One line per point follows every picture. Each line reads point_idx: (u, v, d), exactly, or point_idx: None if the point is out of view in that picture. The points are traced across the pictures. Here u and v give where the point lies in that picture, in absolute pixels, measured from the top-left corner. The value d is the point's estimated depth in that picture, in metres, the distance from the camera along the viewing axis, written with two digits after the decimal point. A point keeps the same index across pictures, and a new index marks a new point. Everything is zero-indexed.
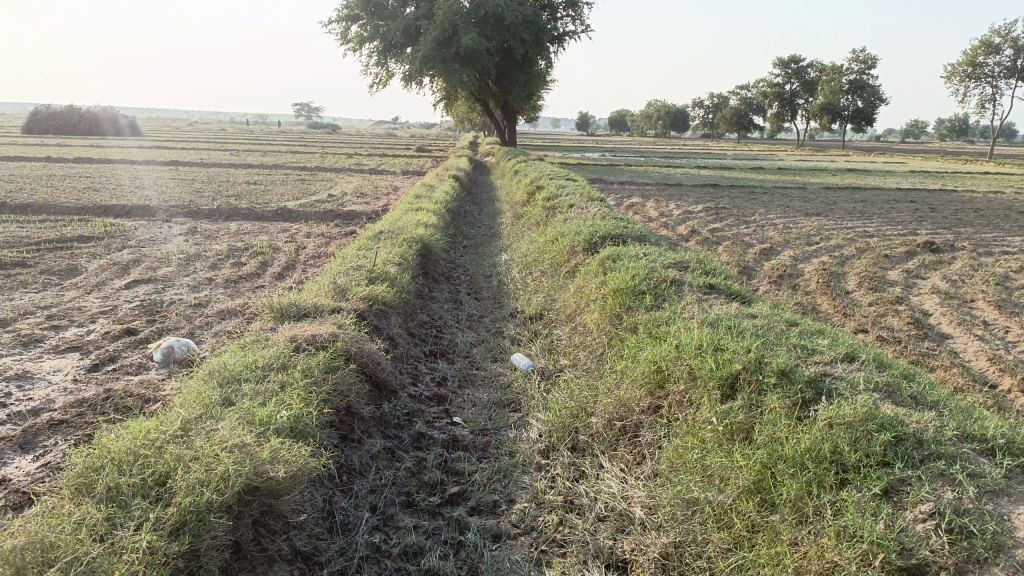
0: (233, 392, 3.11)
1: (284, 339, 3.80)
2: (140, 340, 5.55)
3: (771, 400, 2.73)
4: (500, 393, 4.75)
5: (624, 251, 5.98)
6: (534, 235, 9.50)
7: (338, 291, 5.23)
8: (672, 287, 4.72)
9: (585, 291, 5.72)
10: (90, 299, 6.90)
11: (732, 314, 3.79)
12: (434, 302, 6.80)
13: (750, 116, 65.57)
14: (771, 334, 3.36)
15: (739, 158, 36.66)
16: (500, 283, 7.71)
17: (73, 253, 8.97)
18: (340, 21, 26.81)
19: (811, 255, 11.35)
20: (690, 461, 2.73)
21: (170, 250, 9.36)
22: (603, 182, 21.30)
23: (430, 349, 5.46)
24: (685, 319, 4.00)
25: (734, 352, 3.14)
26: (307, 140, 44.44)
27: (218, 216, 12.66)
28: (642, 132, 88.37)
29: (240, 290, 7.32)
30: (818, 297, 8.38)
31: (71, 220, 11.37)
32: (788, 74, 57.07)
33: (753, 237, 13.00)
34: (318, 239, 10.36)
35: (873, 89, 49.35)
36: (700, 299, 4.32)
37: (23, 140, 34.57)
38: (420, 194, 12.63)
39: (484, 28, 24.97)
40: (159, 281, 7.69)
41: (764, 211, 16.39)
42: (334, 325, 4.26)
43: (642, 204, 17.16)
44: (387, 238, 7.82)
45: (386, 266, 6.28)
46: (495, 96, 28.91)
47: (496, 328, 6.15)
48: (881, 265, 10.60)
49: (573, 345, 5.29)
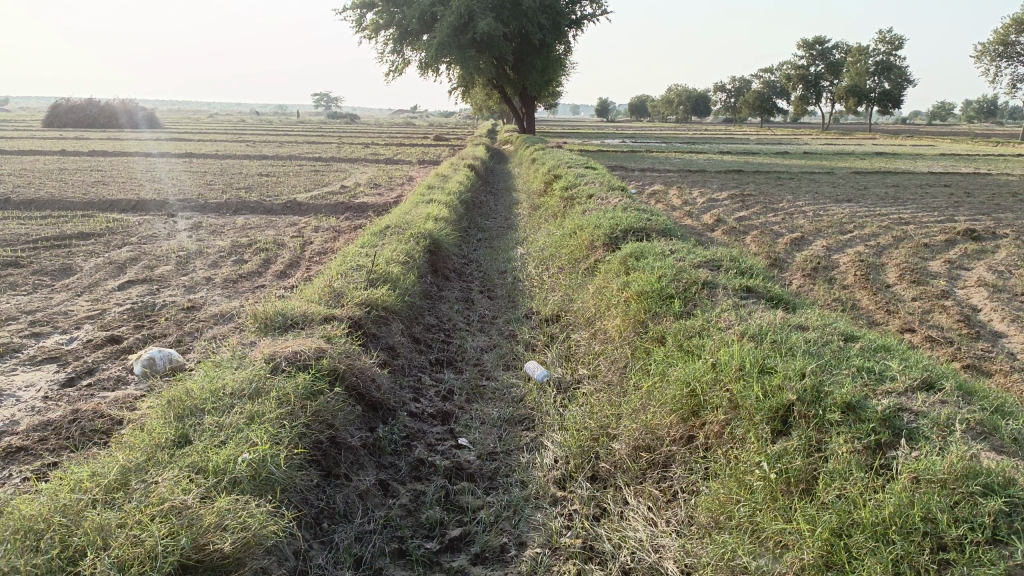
0: (192, 429, 2.66)
1: (262, 358, 3.33)
2: (123, 350, 5.11)
3: (836, 443, 2.22)
4: (511, 409, 4.26)
5: (649, 247, 5.42)
6: (551, 227, 9.00)
7: (334, 296, 4.77)
8: (703, 290, 4.16)
9: (606, 293, 5.19)
10: (79, 302, 6.49)
11: (777, 325, 3.26)
12: (443, 302, 6.32)
13: (773, 99, 64.31)
14: (827, 352, 2.84)
15: (762, 143, 35.68)
16: (514, 280, 7.22)
17: (70, 251, 8.58)
18: (355, 8, 26.32)
19: (846, 245, 10.71)
20: (736, 517, 2.24)
21: (171, 247, 8.96)
22: (624, 170, 20.74)
23: (436, 357, 4.98)
24: (720, 329, 3.47)
25: (786, 378, 2.63)
26: (325, 131, 44.06)
27: (226, 210, 12.24)
28: (663, 117, 87.29)
29: (238, 291, 6.89)
30: (857, 292, 7.79)
31: (74, 216, 11.00)
32: (812, 56, 55.72)
33: (782, 226, 12.37)
34: (325, 234, 9.93)
35: (901, 70, 48.01)
36: (737, 306, 3.78)
37: (43, 134, 34.49)
38: (433, 186, 12.11)
39: (501, 13, 24.36)
40: (155, 281, 7.27)
41: (792, 198, 15.70)
42: (323, 338, 3.78)
43: (665, 192, 16.57)
44: (393, 233, 7.34)
45: (389, 265, 5.80)
46: (513, 84, 28.27)
47: (508, 331, 5.66)
48: (921, 255, 9.95)
49: (592, 352, 4.78)
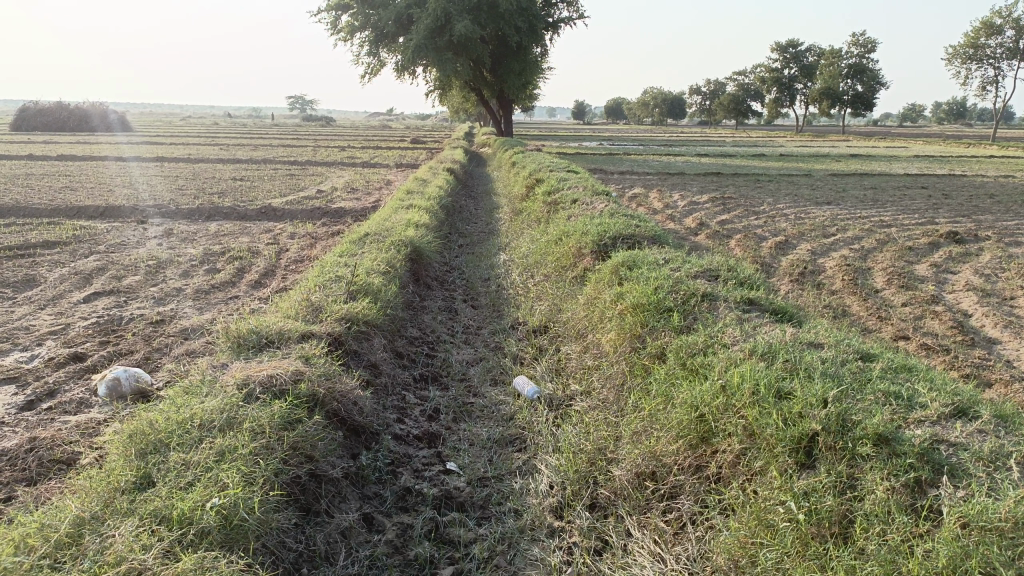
0: (155, 470, 2.42)
1: (234, 382, 3.06)
2: (87, 368, 4.81)
3: (872, 481, 2.05)
4: (501, 428, 4.03)
5: (642, 255, 5.21)
6: (535, 233, 8.79)
7: (312, 310, 4.50)
8: (704, 303, 3.96)
9: (597, 305, 4.97)
10: (41, 316, 6.16)
11: (788, 342, 3.07)
12: (425, 313, 6.08)
13: (748, 102, 64.70)
14: (847, 375, 2.66)
15: (738, 146, 35.82)
16: (498, 287, 7.00)
17: (33, 261, 8.22)
18: (330, 10, 25.97)
19: (830, 249, 10.61)
20: (762, 563, 2.02)
21: (141, 256, 8.63)
22: (603, 172, 20.62)
23: (419, 373, 4.74)
24: (726, 346, 3.27)
25: (806, 405, 2.44)
26: (300, 134, 43.54)
27: (199, 217, 11.88)
28: (639, 120, 87.60)
29: (211, 302, 6.59)
30: (846, 298, 7.65)
31: (38, 223, 10.60)
32: (786, 59, 56.05)
33: (766, 229, 12.25)
34: (302, 241, 9.64)
35: (874, 73, 48.45)
36: (740, 320, 3.59)
37: (10, 137, 33.64)
38: (412, 190, 11.85)
39: (478, 16, 24.16)
40: (122, 293, 6.95)
41: (773, 201, 15.62)
42: (300, 358, 3.52)
43: (645, 196, 16.45)
44: (373, 241, 7.09)
45: (369, 276, 5.55)
46: (490, 86, 28.05)
47: (494, 343, 5.43)
48: (906, 259, 9.86)
49: (584, 366, 4.57)
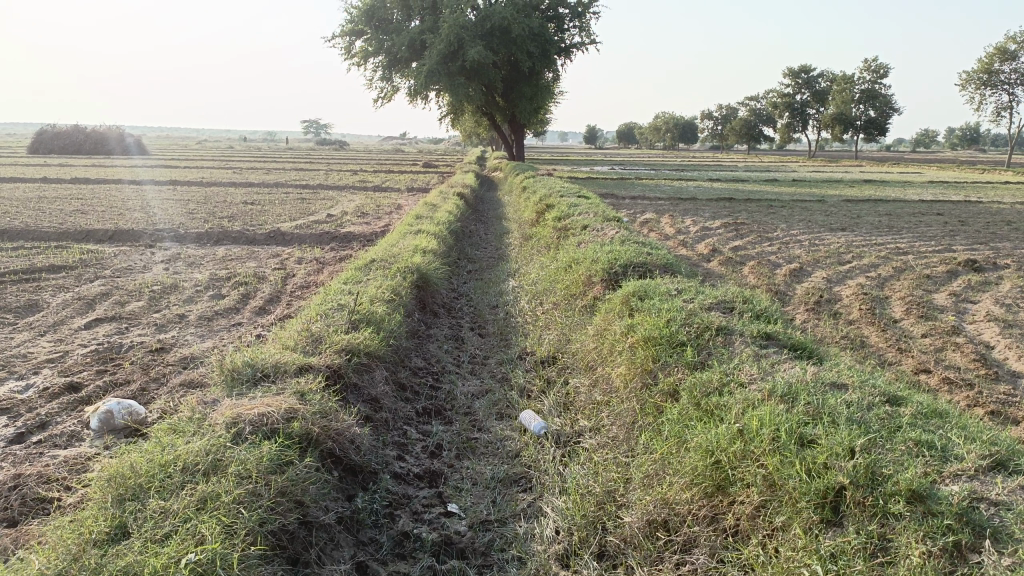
0: (132, 518, 2.27)
1: (223, 420, 2.91)
2: (82, 400, 4.67)
3: (907, 545, 1.88)
4: (506, 466, 3.85)
5: (654, 285, 5.05)
6: (545, 260, 8.65)
7: (312, 341, 4.36)
8: (718, 337, 3.78)
9: (607, 336, 4.81)
10: (41, 343, 6.05)
11: (809, 383, 2.89)
12: (431, 342, 5.92)
13: (759, 127, 64.69)
14: (873, 421, 2.49)
15: (751, 171, 35.69)
16: (507, 315, 6.84)
17: (38, 286, 8.14)
18: (343, 36, 26.16)
19: (846, 276, 10.42)
20: None
21: (146, 280, 8.54)
22: (615, 197, 20.52)
23: (422, 406, 4.57)
24: (742, 385, 3.09)
25: (831, 455, 2.27)
26: (313, 158, 43.83)
27: (207, 241, 11.83)
28: (651, 145, 87.77)
29: (213, 330, 6.47)
30: (864, 328, 7.45)
31: (46, 247, 10.55)
32: (798, 85, 56.09)
33: (780, 256, 12.07)
34: (309, 266, 9.54)
35: (886, 99, 48.33)
36: (757, 356, 3.41)
37: (26, 160, 34.01)
38: (422, 215, 11.74)
39: (490, 42, 24.30)
40: (124, 319, 6.85)
41: (787, 227, 15.45)
42: (296, 394, 3.36)
43: (657, 220, 16.31)
44: (379, 267, 6.96)
45: (373, 304, 5.41)
46: (502, 111, 28.12)
47: (501, 374, 5.26)
48: (925, 288, 9.65)
49: (593, 401, 4.39)
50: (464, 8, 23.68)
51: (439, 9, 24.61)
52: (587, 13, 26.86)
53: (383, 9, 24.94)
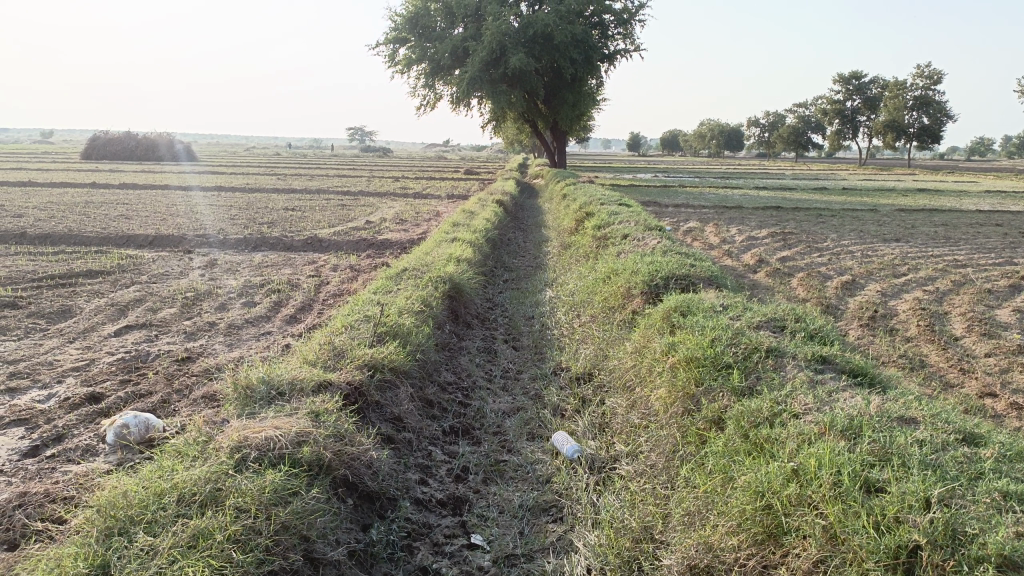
0: (116, 559, 2.10)
1: (227, 445, 2.70)
2: (101, 412, 4.53)
3: None
4: (535, 494, 3.59)
5: (697, 300, 4.74)
6: (583, 269, 8.38)
7: (334, 356, 4.15)
8: (768, 359, 3.46)
9: (647, 353, 4.51)
10: (68, 350, 5.98)
11: (874, 416, 2.58)
12: (462, 355, 5.69)
13: (808, 134, 63.39)
14: (951, 465, 2.19)
15: (798, 178, 34.86)
16: (542, 327, 6.59)
17: (73, 291, 8.13)
18: (386, 43, 26.24)
19: (902, 290, 9.93)
20: None
21: (180, 287, 8.49)
22: (657, 205, 20.13)
23: (449, 425, 4.33)
24: (797, 417, 2.78)
25: (903, 508, 1.97)
26: (356, 164, 44.23)
27: (246, 247, 11.81)
28: (695, 152, 86.69)
29: (241, 339, 6.33)
30: (922, 346, 7.01)
31: (87, 252, 10.63)
32: (848, 92, 54.78)
33: (830, 267, 11.60)
34: (344, 274, 9.41)
35: (940, 105, 46.78)
36: (813, 382, 3.10)
37: (79, 165, 34.88)
38: (459, 222, 11.55)
39: (533, 48, 24.14)
40: (154, 326, 6.76)
41: (836, 237, 14.91)
42: (309, 415, 3.15)
43: (701, 229, 15.91)
44: (411, 277, 6.77)
45: (401, 316, 5.20)
46: (544, 118, 27.90)
47: (534, 391, 5.00)
48: (986, 303, 9.13)
49: (631, 423, 4.10)
50: (507, 15, 23.51)
51: (482, 16, 24.51)
52: (632, 19, 26.50)
53: (426, 17, 24.93)
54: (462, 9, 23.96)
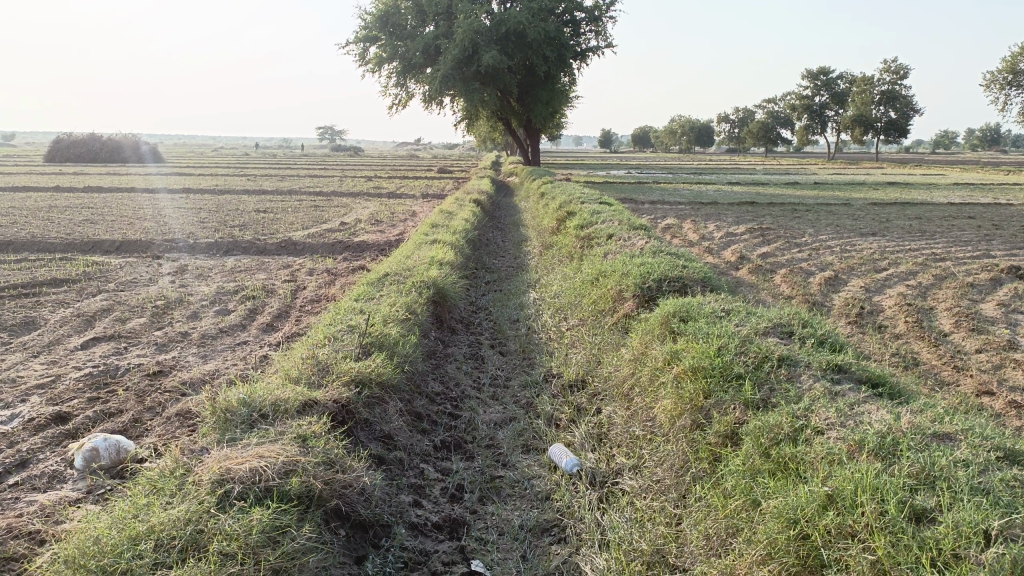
0: None
1: (208, 479, 2.46)
2: (68, 433, 4.24)
3: None
4: (535, 513, 3.38)
5: (696, 304, 4.57)
6: (568, 270, 8.21)
7: (318, 371, 3.91)
8: (780, 367, 3.30)
9: (646, 359, 4.33)
10: (33, 365, 5.67)
11: (907, 433, 2.43)
12: (449, 362, 5.47)
13: (777, 129, 63.90)
14: (1002, 490, 2.04)
15: (770, 173, 35.04)
16: (530, 331, 6.40)
17: (37, 302, 7.78)
18: (357, 42, 25.88)
19: (885, 285, 9.87)
20: None
21: (150, 294, 8.17)
22: (633, 202, 20.05)
23: (440, 439, 4.11)
24: (821, 433, 2.62)
25: (961, 542, 1.83)
26: (327, 164, 43.71)
27: (217, 251, 11.47)
28: (666, 148, 87.04)
29: (217, 350, 6.06)
30: (913, 343, 6.92)
31: (52, 259, 10.24)
32: (817, 87, 55.25)
33: (811, 263, 11.55)
34: (321, 278, 9.14)
35: (907, 100, 47.29)
36: (831, 394, 2.94)
37: (42, 168, 34.01)
38: (437, 223, 11.31)
39: (505, 46, 23.95)
40: (124, 337, 6.45)
41: (814, 232, 14.90)
42: (296, 438, 2.92)
43: (679, 226, 15.82)
44: (393, 282, 6.53)
45: (386, 324, 4.97)
46: (517, 115, 27.68)
47: (526, 400, 4.80)
48: (970, 297, 9.09)
49: (632, 434, 3.91)
50: (479, 12, 23.26)
51: (454, 13, 24.25)
52: (604, 15, 26.40)
53: (397, 14, 24.61)
54: (433, 7, 23.68)
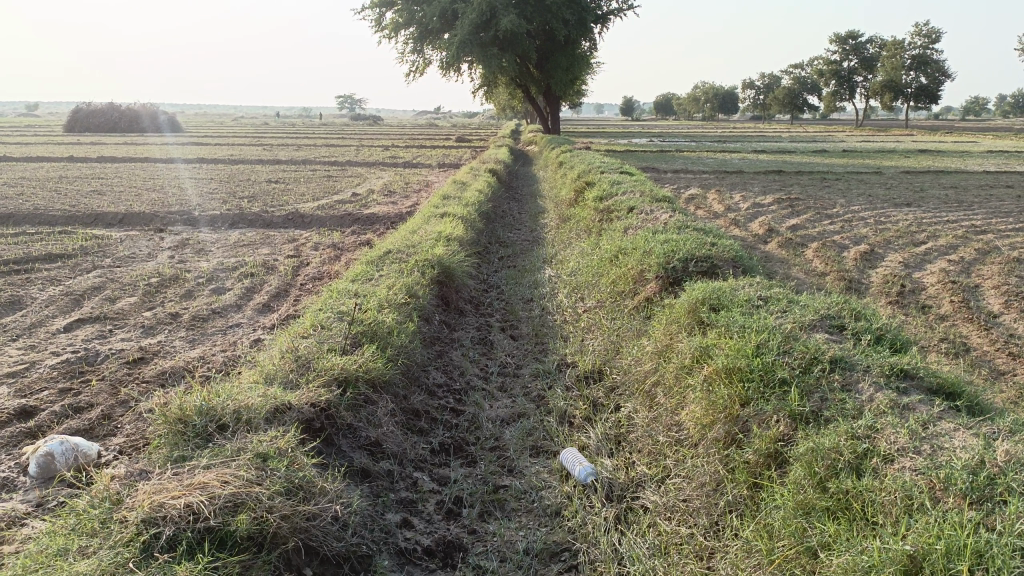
0: None
1: (136, 518, 2.06)
2: (28, 433, 3.80)
3: None
4: (543, 533, 2.87)
5: (727, 290, 4.07)
6: (584, 245, 7.69)
7: (297, 368, 3.47)
8: (834, 372, 2.78)
9: (672, 354, 3.83)
10: (8, 351, 5.26)
11: (1006, 469, 1.94)
12: (454, 349, 4.98)
13: (804, 96, 62.15)
14: None
15: (796, 140, 34.07)
16: (543, 312, 5.90)
17: (27, 278, 7.39)
18: (372, 7, 25.22)
19: (924, 260, 9.24)
20: None
21: (145, 271, 7.77)
22: (656, 171, 19.40)
23: (439, 441, 3.63)
24: (894, 464, 2.12)
25: None
26: (344, 132, 43.10)
27: (223, 224, 11.07)
28: (690, 114, 85.41)
29: (206, 334, 5.62)
30: (961, 326, 6.33)
31: (51, 232, 9.88)
32: (846, 51, 53.50)
33: (844, 236, 10.92)
34: (325, 253, 8.70)
35: (938, 64, 45.58)
36: (899, 410, 2.43)
37: (59, 138, 33.81)
38: (449, 194, 10.82)
39: (524, 9, 23.01)
40: (110, 319, 6.05)
41: (845, 202, 14.20)
42: (257, 458, 2.46)
43: (703, 197, 15.18)
44: (396, 260, 6.06)
45: (382, 310, 4.50)
46: (536, 82, 26.83)
47: (537, 393, 4.31)
48: (1018, 273, 8.45)
49: (655, 439, 3.41)
50: None
51: None
52: None
53: None
54: None
